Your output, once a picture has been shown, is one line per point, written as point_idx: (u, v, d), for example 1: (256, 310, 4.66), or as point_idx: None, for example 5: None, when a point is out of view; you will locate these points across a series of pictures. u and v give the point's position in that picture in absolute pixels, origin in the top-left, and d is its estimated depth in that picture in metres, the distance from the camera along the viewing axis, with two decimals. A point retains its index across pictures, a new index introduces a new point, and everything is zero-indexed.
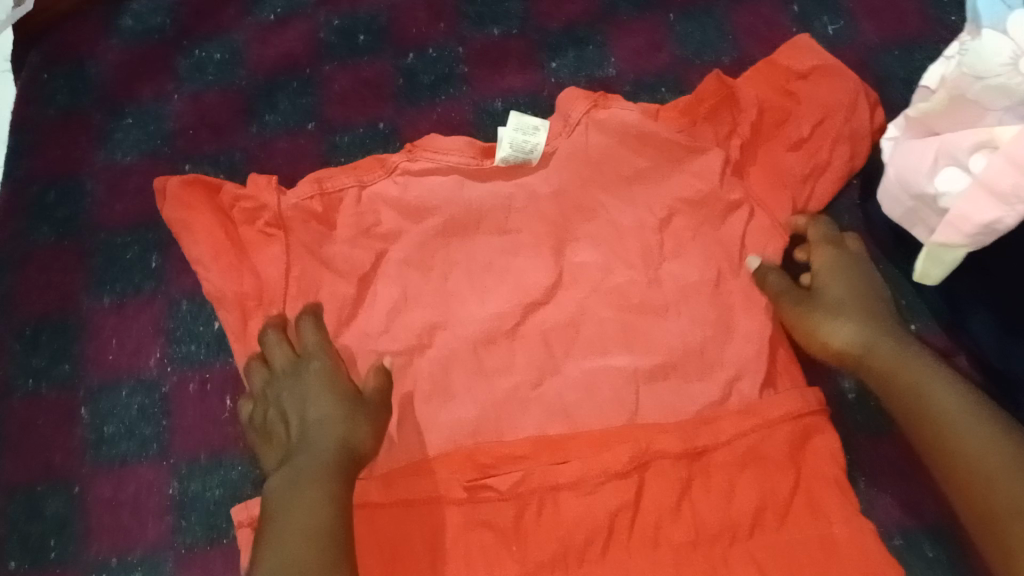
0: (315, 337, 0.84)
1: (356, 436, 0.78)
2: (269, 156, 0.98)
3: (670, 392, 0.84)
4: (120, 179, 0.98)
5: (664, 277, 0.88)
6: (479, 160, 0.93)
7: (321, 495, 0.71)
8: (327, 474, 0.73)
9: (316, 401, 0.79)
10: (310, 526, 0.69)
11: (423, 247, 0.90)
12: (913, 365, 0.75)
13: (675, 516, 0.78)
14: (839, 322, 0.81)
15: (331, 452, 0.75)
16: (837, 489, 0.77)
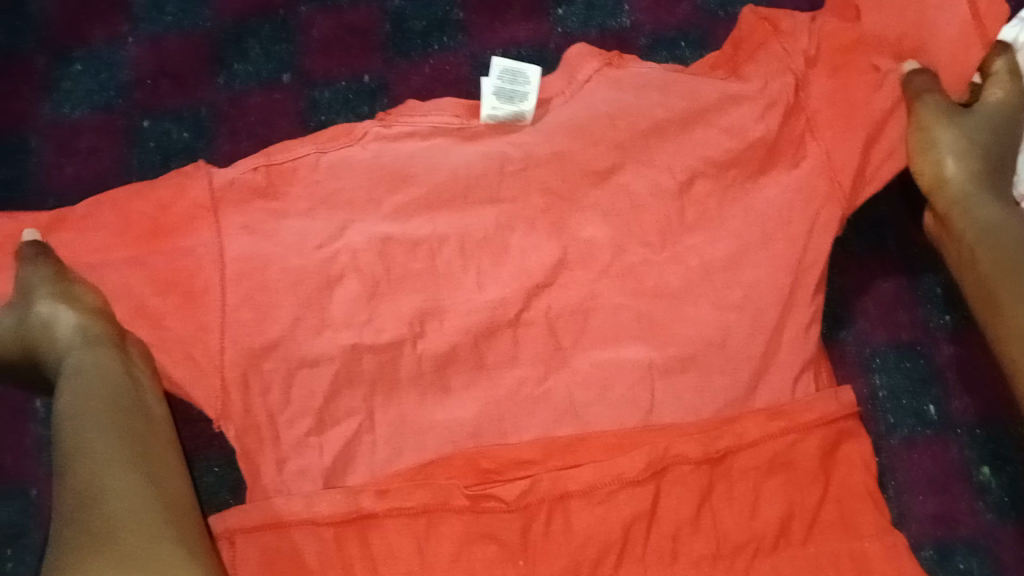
0: None
1: (70, 327, 0.72)
2: (240, 115, 0.87)
3: (690, 390, 0.77)
4: (70, 138, 0.87)
5: (685, 256, 0.79)
6: (463, 120, 0.83)
7: (106, 404, 0.65)
8: (95, 377, 0.67)
9: (16, 317, 0.72)
10: (104, 436, 0.63)
11: (409, 217, 0.79)
12: (1003, 225, 0.71)
13: (693, 529, 0.71)
14: (964, 153, 0.76)
15: (88, 350, 0.70)
16: (870, 503, 0.72)
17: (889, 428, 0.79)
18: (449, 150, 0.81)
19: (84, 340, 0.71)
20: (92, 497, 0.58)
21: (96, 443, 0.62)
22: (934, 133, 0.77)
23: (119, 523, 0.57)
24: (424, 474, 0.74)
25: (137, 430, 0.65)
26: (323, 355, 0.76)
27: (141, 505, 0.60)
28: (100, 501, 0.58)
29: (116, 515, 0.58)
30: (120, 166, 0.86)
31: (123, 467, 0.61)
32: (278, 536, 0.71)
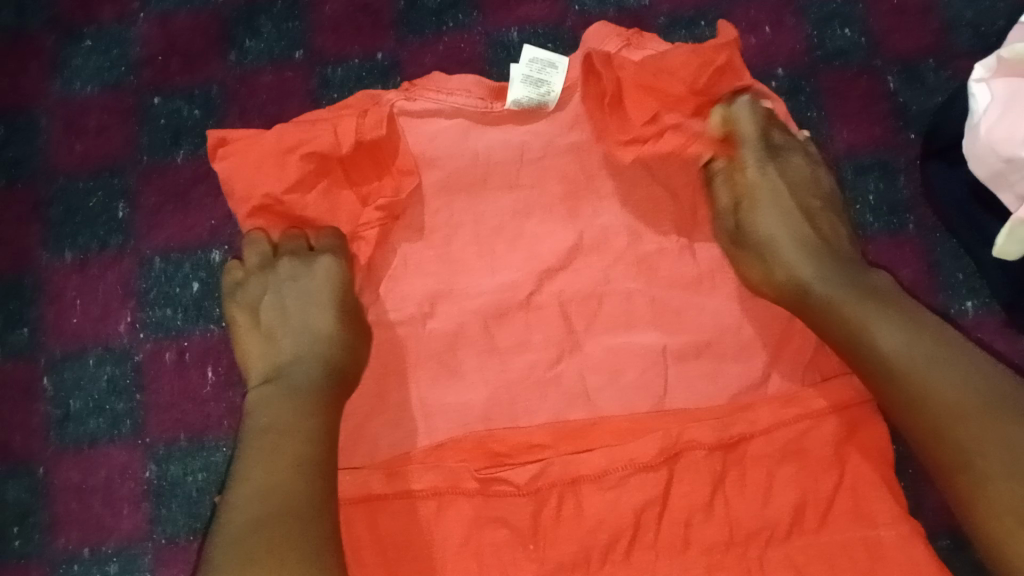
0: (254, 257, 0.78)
1: (333, 349, 0.72)
2: (251, 93, 0.86)
3: (703, 377, 0.76)
4: (80, 116, 0.86)
5: (698, 249, 0.79)
6: (487, 102, 0.81)
7: (300, 427, 0.63)
8: (294, 400, 0.66)
9: (309, 311, 0.74)
10: (283, 454, 0.61)
11: (428, 202, 0.80)
12: (848, 313, 0.67)
13: (707, 515, 0.70)
14: (782, 257, 0.73)
15: (296, 378, 0.69)
16: (886, 491, 0.70)
17: None
18: (472, 130, 0.81)
19: (307, 364, 0.71)
20: (264, 513, 0.57)
21: (277, 457, 0.61)
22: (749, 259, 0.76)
23: (279, 541, 0.55)
24: (435, 456, 0.74)
25: (324, 465, 0.62)
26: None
27: (310, 528, 0.57)
28: (274, 517, 0.56)
29: (284, 531, 0.56)
30: (130, 143, 0.84)
31: (298, 482, 0.59)
32: None
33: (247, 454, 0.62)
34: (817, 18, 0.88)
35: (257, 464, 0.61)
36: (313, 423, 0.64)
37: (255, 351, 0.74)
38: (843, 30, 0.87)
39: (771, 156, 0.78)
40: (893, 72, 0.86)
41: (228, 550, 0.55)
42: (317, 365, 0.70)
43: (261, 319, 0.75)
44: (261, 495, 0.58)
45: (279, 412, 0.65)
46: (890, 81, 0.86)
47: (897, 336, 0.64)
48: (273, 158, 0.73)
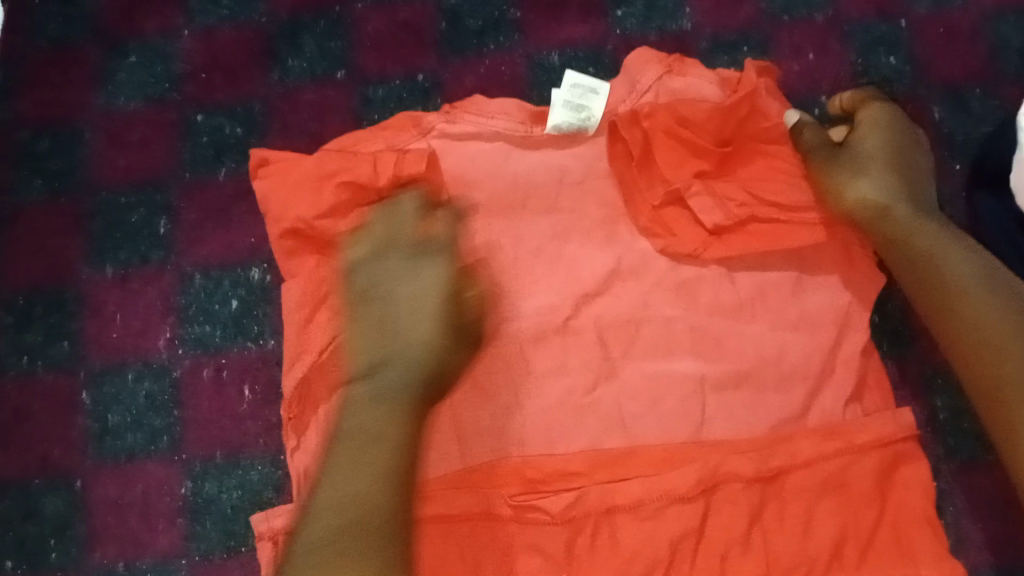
0: (365, 243, 0.75)
1: (431, 356, 0.68)
2: (292, 110, 0.86)
3: (743, 406, 0.74)
4: (124, 130, 0.86)
5: (738, 275, 0.78)
6: (527, 126, 0.83)
7: (386, 432, 0.63)
8: (388, 402, 0.64)
9: (414, 315, 0.70)
10: (374, 460, 0.61)
11: (466, 220, 0.80)
12: (922, 231, 0.68)
13: (744, 548, 0.69)
14: (874, 177, 0.72)
15: (394, 376, 0.67)
16: (928, 529, 0.69)
17: (948, 451, 0.75)
18: (511, 154, 0.82)
19: (406, 370, 0.67)
20: (346, 521, 0.57)
21: (355, 464, 0.60)
22: (850, 180, 0.73)
23: (343, 564, 0.54)
24: (469, 480, 0.74)
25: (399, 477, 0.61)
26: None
27: (376, 555, 0.55)
28: (341, 535, 0.56)
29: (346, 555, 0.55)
30: (172, 158, 0.85)
31: (365, 497, 0.58)
32: None
33: (338, 452, 0.62)
34: (861, 45, 0.87)
35: (340, 469, 0.60)
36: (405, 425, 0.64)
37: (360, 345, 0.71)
38: (888, 57, 0.86)
39: (895, 117, 0.77)
40: (939, 101, 0.85)
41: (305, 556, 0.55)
42: (413, 372, 0.67)
43: (365, 303, 0.73)
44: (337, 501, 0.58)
45: (378, 416, 0.63)
46: (936, 109, 0.85)
47: (964, 259, 0.64)
48: (311, 181, 0.78)
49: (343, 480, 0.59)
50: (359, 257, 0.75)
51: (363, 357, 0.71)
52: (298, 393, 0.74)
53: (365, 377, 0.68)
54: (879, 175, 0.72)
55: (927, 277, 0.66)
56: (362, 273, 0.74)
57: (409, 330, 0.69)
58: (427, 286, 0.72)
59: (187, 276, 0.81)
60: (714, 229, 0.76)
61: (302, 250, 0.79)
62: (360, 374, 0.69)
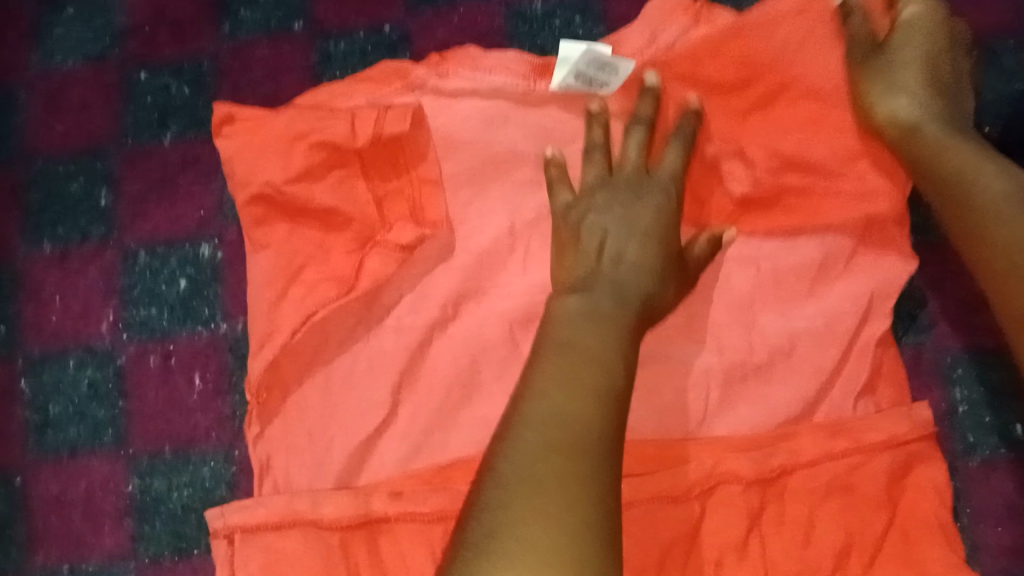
0: (594, 170, 0.66)
1: (652, 283, 0.61)
2: (244, 67, 0.78)
3: (749, 402, 0.67)
4: (61, 91, 0.79)
5: (758, 254, 0.70)
6: (530, 83, 0.72)
7: (593, 347, 0.52)
8: (599, 325, 0.54)
9: (620, 234, 0.62)
10: (580, 376, 0.49)
11: (456, 189, 0.70)
12: (955, 151, 0.61)
13: (740, 557, 0.63)
14: (901, 87, 0.64)
15: (602, 298, 0.57)
16: (941, 536, 0.63)
17: (967, 449, 0.68)
18: (509, 118, 0.71)
19: (623, 291, 0.58)
20: (552, 447, 0.45)
21: (571, 383, 0.49)
22: (876, 85, 0.65)
23: (532, 524, 0.42)
24: (443, 477, 0.67)
25: (615, 404, 0.49)
26: (358, 323, 0.70)
27: (573, 526, 0.42)
28: (552, 455, 0.45)
29: (558, 479, 0.44)
30: (115, 122, 0.77)
31: (586, 414, 0.47)
32: (279, 536, 0.64)
33: (540, 364, 0.51)
34: None
35: (550, 383, 0.49)
36: (618, 347, 0.53)
37: (565, 266, 0.63)
38: None
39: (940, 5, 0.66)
40: None
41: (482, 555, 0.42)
42: (633, 297, 0.59)
43: (578, 241, 0.63)
44: (541, 428, 0.46)
45: (583, 334, 0.53)
46: None
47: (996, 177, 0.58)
48: (280, 143, 0.68)
49: (550, 399, 0.48)
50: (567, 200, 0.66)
51: (567, 277, 0.61)
52: (266, 382, 0.68)
53: (576, 290, 0.58)
54: (915, 83, 0.64)
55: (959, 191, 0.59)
56: (586, 206, 0.64)
57: (617, 255, 0.61)
58: (650, 213, 0.63)
59: (130, 255, 0.74)
60: (739, 202, 0.69)
61: (270, 219, 0.70)
62: (566, 285, 0.60)
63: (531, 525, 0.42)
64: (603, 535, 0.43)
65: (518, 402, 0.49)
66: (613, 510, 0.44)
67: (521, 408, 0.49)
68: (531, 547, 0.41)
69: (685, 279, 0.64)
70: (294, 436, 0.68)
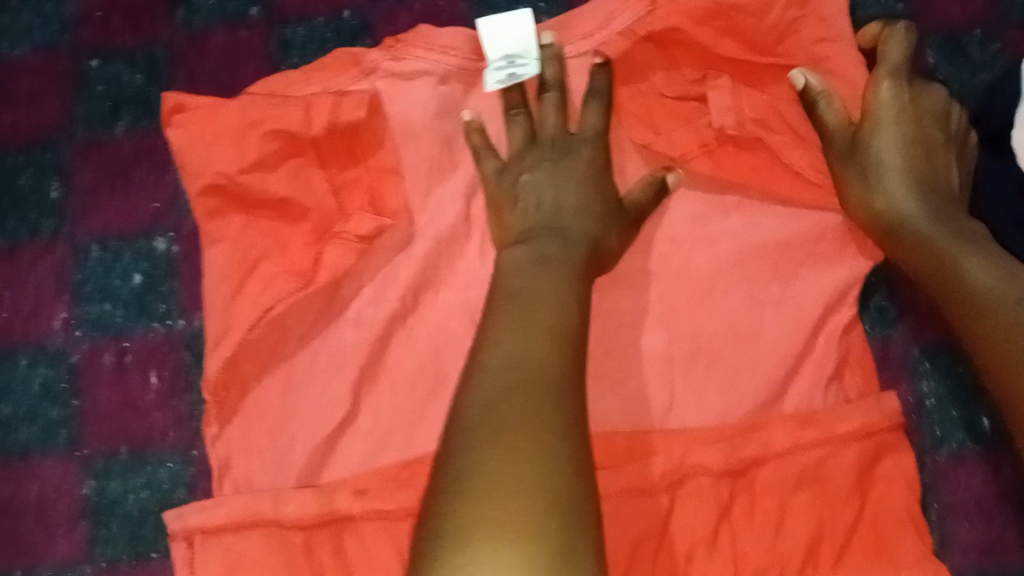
0: (518, 134, 0.67)
1: (593, 227, 0.62)
2: (201, 54, 0.75)
3: (717, 388, 0.66)
4: (10, 79, 0.76)
5: (720, 238, 0.69)
6: (481, 61, 0.69)
7: (547, 292, 0.54)
8: (549, 270, 0.56)
9: (554, 188, 0.64)
10: (535, 323, 0.51)
11: (414, 179, 0.68)
12: (955, 245, 0.59)
13: (710, 549, 0.62)
14: (886, 180, 0.63)
15: (551, 245, 0.59)
16: (913, 528, 0.62)
17: (936, 443, 0.68)
18: (467, 104, 0.69)
19: (565, 235, 0.61)
20: (514, 383, 0.47)
21: (532, 327, 0.51)
22: (861, 181, 0.64)
23: (497, 459, 0.44)
24: (408, 474, 0.65)
25: (572, 347, 0.51)
26: (318, 318, 0.68)
27: (534, 456, 0.44)
28: (517, 392, 0.47)
29: (526, 415, 0.45)
30: (65, 112, 0.74)
31: (542, 354, 0.49)
32: (239, 537, 0.63)
33: (495, 315, 0.53)
34: None
35: (509, 330, 0.51)
36: (570, 291, 0.55)
37: (505, 221, 0.64)
38: None
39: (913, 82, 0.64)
40: (934, 44, 0.74)
41: (460, 490, 0.43)
42: (579, 241, 0.61)
43: (515, 199, 0.64)
44: (505, 368, 0.48)
45: (535, 280, 0.55)
46: (931, 54, 0.74)
47: (995, 267, 0.57)
48: (232, 131, 0.66)
49: (508, 343, 0.50)
50: (498, 164, 0.66)
51: (511, 229, 0.63)
52: (223, 380, 0.66)
53: (523, 241, 0.61)
54: (899, 179, 0.63)
55: (952, 277, 0.59)
56: (516, 168, 0.66)
57: (553, 209, 0.63)
58: (581, 169, 0.65)
59: (80, 251, 0.71)
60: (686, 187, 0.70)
61: (225, 211, 0.68)
62: (511, 240, 0.62)
63: (494, 463, 0.43)
64: (569, 459, 0.44)
65: (479, 348, 0.51)
66: (579, 442, 0.46)
67: (484, 352, 0.50)
68: (494, 485, 0.43)
69: (628, 228, 0.66)
70: (252, 434, 0.66)
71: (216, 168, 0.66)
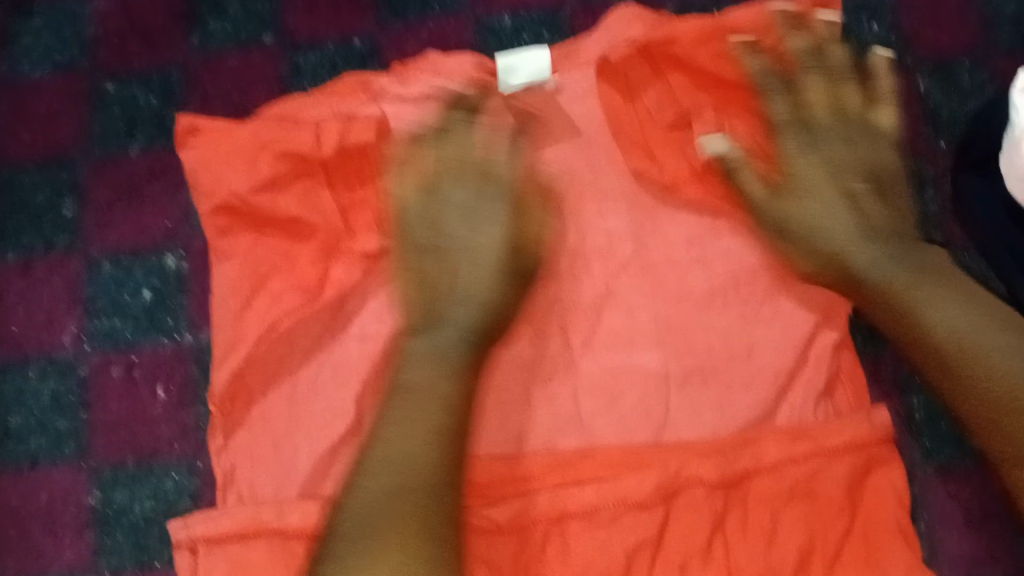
0: (412, 179, 0.71)
1: (493, 301, 0.68)
2: (214, 78, 0.78)
3: (710, 403, 0.69)
4: (28, 100, 0.78)
5: (715, 261, 0.71)
6: (485, 85, 0.73)
7: (437, 384, 0.64)
8: (441, 367, 0.64)
9: (467, 271, 0.69)
10: (422, 419, 0.62)
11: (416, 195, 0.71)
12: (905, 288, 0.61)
13: (705, 560, 0.64)
14: (820, 238, 0.66)
15: (443, 341, 0.66)
16: (901, 537, 0.64)
17: (925, 456, 0.70)
18: None
19: (468, 301, 0.68)
20: (402, 487, 0.59)
21: (417, 421, 0.62)
22: (797, 237, 0.67)
23: (378, 543, 0.56)
24: None
25: (451, 439, 0.62)
26: (325, 332, 0.70)
27: (414, 538, 0.57)
28: (393, 499, 0.58)
29: (406, 519, 0.57)
30: (82, 132, 0.77)
31: (425, 456, 0.61)
32: (245, 546, 0.64)
33: (389, 412, 0.63)
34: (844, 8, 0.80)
35: (395, 428, 0.62)
36: (455, 381, 0.64)
37: (412, 298, 0.69)
38: (873, 24, 0.80)
39: (821, 137, 0.69)
40: (924, 72, 0.79)
41: (342, 553, 0.57)
42: (475, 327, 0.67)
43: (421, 273, 0.70)
44: (388, 471, 0.60)
45: (424, 374, 0.64)
46: (923, 82, 0.78)
47: (953, 309, 0.58)
48: (245, 151, 0.69)
49: (397, 442, 0.61)
50: (418, 227, 0.70)
51: (417, 311, 0.69)
52: (230, 392, 0.68)
53: (419, 333, 0.67)
54: (837, 232, 0.66)
55: (904, 322, 0.60)
56: (412, 235, 0.70)
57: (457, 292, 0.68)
58: (499, 235, 0.70)
59: (93, 266, 0.74)
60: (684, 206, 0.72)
61: (236, 228, 0.70)
62: (412, 328, 0.68)
63: (360, 556, 0.56)
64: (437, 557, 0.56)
65: (371, 447, 0.62)
66: (450, 531, 0.58)
67: (372, 449, 0.62)
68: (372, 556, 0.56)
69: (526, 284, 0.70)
70: (258, 443, 0.68)
71: (230, 187, 0.69)
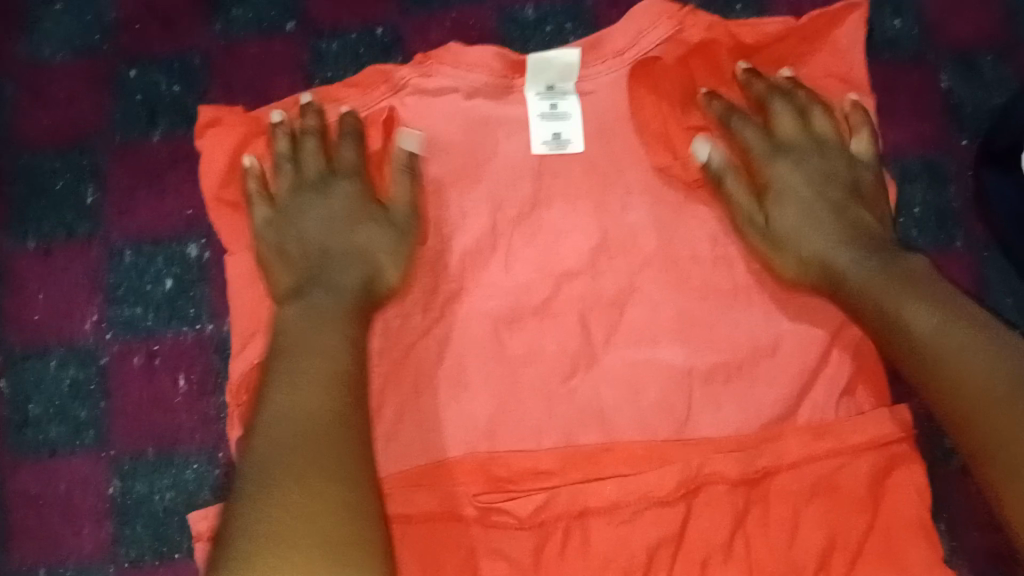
0: (315, 163, 0.68)
1: (376, 264, 0.65)
2: (236, 66, 0.77)
3: (733, 400, 0.68)
4: (48, 85, 0.78)
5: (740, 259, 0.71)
6: (510, 79, 0.72)
7: (327, 344, 0.57)
8: (324, 318, 0.59)
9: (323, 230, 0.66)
10: (311, 373, 0.55)
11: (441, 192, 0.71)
12: (877, 293, 0.60)
13: (726, 556, 0.64)
14: (791, 243, 0.65)
15: (320, 297, 0.61)
16: (923, 536, 0.64)
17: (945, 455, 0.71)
18: (491, 117, 0.72)
19: (336, 284, 0.62)
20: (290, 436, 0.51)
21: (307, 381, 0.54)
22: (779, 250, 0.66)
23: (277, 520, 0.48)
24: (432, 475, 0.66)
25: (353, 390, 0.55)
26: None
27: (312, 499, 0.49)
28: (294, 446, 0.51)
29: (313, 453, 0.51)
30: (103, 118, 0.76)
31: (318, 407, 0.53)
32: None
33: (274, 372, 0.56)
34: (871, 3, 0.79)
35: (280, 388, 0.54)
36: (349, 350, 0.58)
37: (282, 272, 0.65)
38: (895, 20, 0.79)
39: (798, 154, 0.68)
40: (948, 69, 0.78)
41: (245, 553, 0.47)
42: (356, 287, 0.63)
43: (302, 242, 0.66)
44: (282, 423, 0.52)
45: (308, 335, 0.58)
46: (944, 79, 0.77)
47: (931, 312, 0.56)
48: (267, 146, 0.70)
49: (280, 401, 0.53)
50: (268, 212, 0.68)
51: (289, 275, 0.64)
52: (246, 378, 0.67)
53: (295, 297, 0.62)
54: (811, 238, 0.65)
55: (878, 326, 0.60)
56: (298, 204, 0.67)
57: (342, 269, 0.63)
58: (336, 206, 0.67)
59: (113, 255, 0.73)
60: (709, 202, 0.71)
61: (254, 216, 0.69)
62: (285, 295, 0.63)
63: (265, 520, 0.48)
64: (349, 504, 0.49)
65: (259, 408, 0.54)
66: (369, 505, 0.50)
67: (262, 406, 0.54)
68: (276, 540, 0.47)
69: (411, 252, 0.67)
70: None
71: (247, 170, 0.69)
